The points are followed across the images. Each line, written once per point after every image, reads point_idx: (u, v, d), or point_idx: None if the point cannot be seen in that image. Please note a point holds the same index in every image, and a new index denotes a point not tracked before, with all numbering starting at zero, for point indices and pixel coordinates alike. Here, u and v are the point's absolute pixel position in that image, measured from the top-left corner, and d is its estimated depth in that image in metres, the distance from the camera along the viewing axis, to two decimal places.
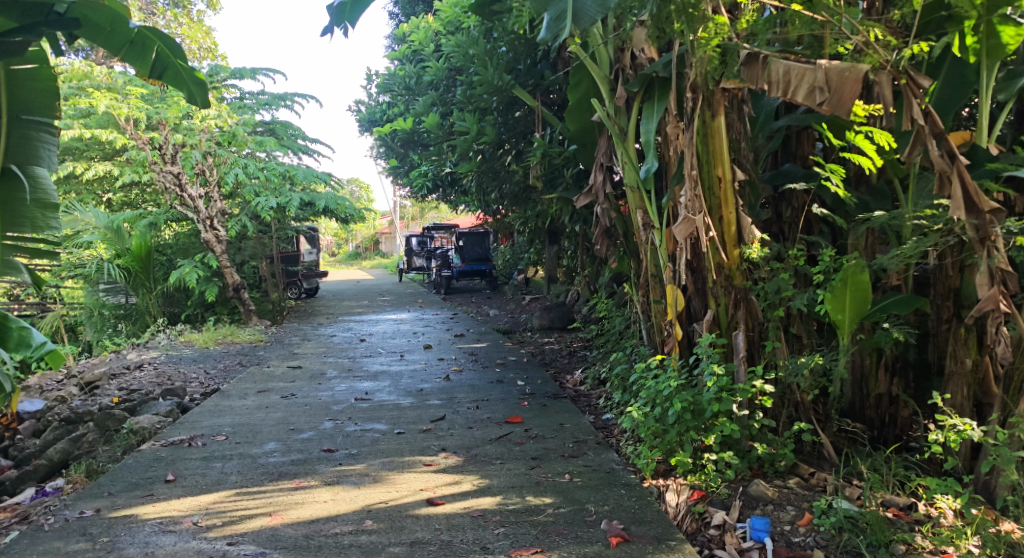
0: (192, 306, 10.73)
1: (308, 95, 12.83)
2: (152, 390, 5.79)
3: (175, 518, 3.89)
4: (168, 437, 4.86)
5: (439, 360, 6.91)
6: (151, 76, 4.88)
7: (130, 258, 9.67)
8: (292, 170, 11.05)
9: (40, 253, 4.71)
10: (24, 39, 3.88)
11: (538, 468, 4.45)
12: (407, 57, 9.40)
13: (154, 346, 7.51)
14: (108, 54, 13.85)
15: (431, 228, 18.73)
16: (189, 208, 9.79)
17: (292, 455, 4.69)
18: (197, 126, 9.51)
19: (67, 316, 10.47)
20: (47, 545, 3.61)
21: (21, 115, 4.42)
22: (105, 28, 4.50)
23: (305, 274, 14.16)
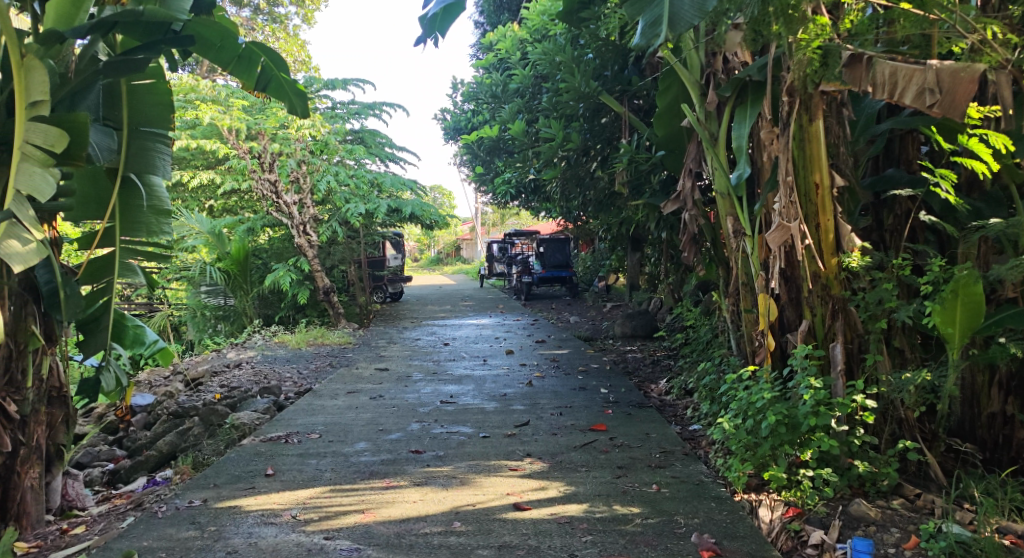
0: (285, 308, 11.18)
1: (397, 105, 13.23)
2: (250, 388, 6.06)
3: (274, 511, 4.06)
4: (267, 433, 5.09)
5: (521, 366, 6.96)
6: (256, 89, 5.13)
7: (231, 262, 10.22)
8: (380, 178, 11.50)
9: (154, 257, 5.00)
10: (145, 57, 4.18)
11: (624, 477, 4.41)
12: (494, 65, 9.55)
13: (251, 346, 7.87)
14: (213, 68, 14.68)
15: (513, 234, 18.92)
16: (284, 214, 10.14)
17: (382, 455, 4.82)
18: (292, 135, 9.83)
19: (172, 315, 11.12)
20: (161, 531, 3.85)
21: (139, 127, 4.71)
22: (217, 44, 4.75)
23: (390, 279, 14.54)
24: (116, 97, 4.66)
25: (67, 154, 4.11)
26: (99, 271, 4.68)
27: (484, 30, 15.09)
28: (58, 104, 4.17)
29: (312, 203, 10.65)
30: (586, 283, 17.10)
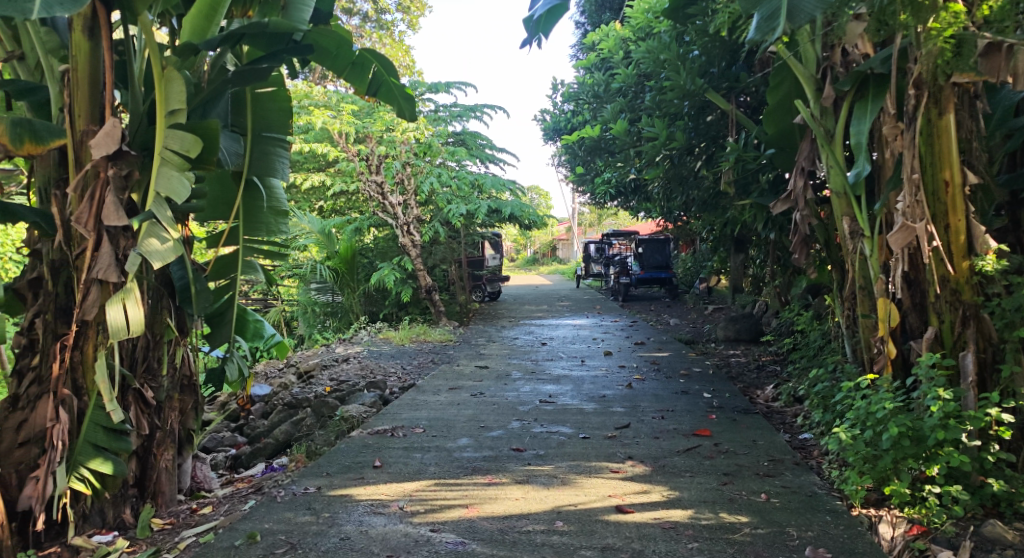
0: (388, 305, 11.56)
1: (497, 107, 13.40)
2: (358, 382, 6.30)
3: (383, 501, 4.21)
4: (374, 426, 5.28)
5: (620, 368, 6.89)
6: (367, 94, 5.35)
7: (339, 260, 10.57)
8: (481, 179, 11.70)
9: (273, 255, 5.29)
10: (269, 66, 4.41)
11: (731, 484, 4.29)
12: (596, 65, 9.53)
13: (358, 342, 8.19)
14: (324, 75, 15.42)
15: (611, 235, 18.81)
16: (389, 214, 10.39)
17: (484, 451, 4.89)
18: (397, 138, 10.34)
19: (285, 311, 11.73)
20: (281, 515, 4.06)
21: (262, 132, 5.00)
22: (333, 52, 4.98)
23: (489, 278, 14.75)
24: (242, 105, 4.96)
25: (200, 159, 4.40)
26: (224, 268, 4.96)
27: (584, 30, 15.08)
28: (192, 112, 4.48)
29: (415, 204, 10.98)
30: (686, 285, 16.75)
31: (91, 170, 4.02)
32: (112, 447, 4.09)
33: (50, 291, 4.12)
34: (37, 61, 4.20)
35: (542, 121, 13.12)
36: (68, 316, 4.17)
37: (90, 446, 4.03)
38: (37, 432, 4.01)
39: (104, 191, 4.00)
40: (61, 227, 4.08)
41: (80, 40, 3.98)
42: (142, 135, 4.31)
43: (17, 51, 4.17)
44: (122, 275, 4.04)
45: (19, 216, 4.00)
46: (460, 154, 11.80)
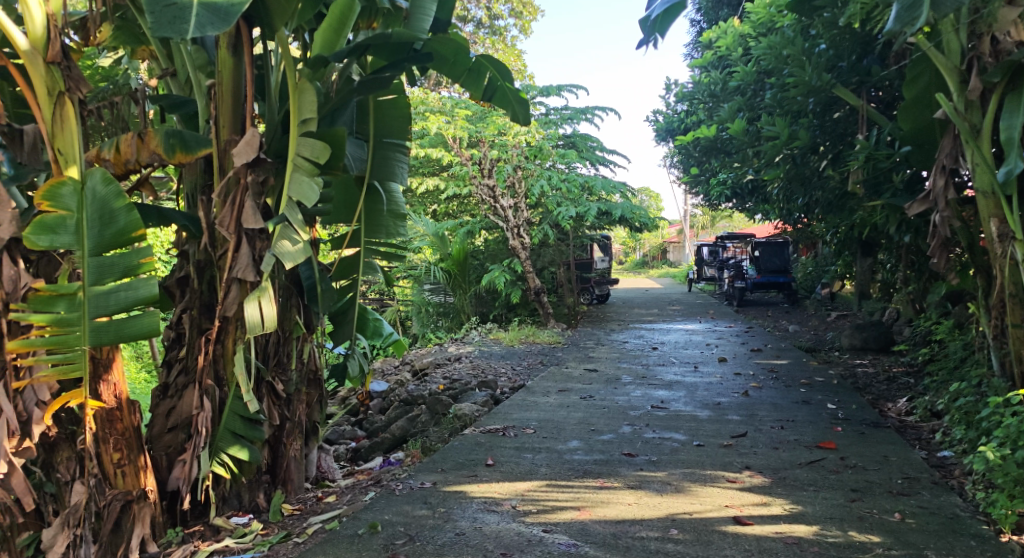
0: (498, 307, 11.76)
1: (608, 108, 13.29)
2: (470, 381, 6.45)
3: (496, 499, 4.27)
4: (486, 425, 5.38)
5: (736, 375, 6.67)
6: (483, 99, 5.45)
7: (451, 262, 11.10)
8: (591, 181, 11.66)
9: (391, 256, 5.47)
10: (391, 75, 4.58)
11: (860, 501, 4.05)
12: (711, 65, 9.13)
13: (469, 342, 8.38)
14: (439, 83, 15.92)
15: (725, 238, 18.26)
16: (500, 217, 10.58)
17: (595, 455, 4.87)
18: (509, 142, 10.68)
19: (400, 310, 12.19)
20: (399, 508, 4.21)
21: (382, 138, 5.21)
22: (451, 59, 5.12)
23: (598, 281, 14.67)
24: (366, 112, 5.18)
25: (328, 165, 4.64)
26: (347, 268, 5.18)
27: (699, 28, 14.70)
28: (321, 121, 4.73)
29: (525, 206, 11.12)
30: (805, 290, 15.98)
31: (233, 177, 4.29)
32: (248, 435, 4.39)
33: (196, 289, 4.48)
34: (187, 77, 4.58)
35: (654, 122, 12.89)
36: (211, 312, 4.53)
37: (229, 433, 4.33)
38: (183, 418, 4.38)
39: (243, 196, 4.27)
40: (206, 230, 4.41)
41: (225, 56, 4.30)
42: (277, 142, 4.59)
43: (170, 68, 4.55)
44: (258, 274, 4.31)
45: (171, 219, 4.36)
46: (570, 156, 11.81)
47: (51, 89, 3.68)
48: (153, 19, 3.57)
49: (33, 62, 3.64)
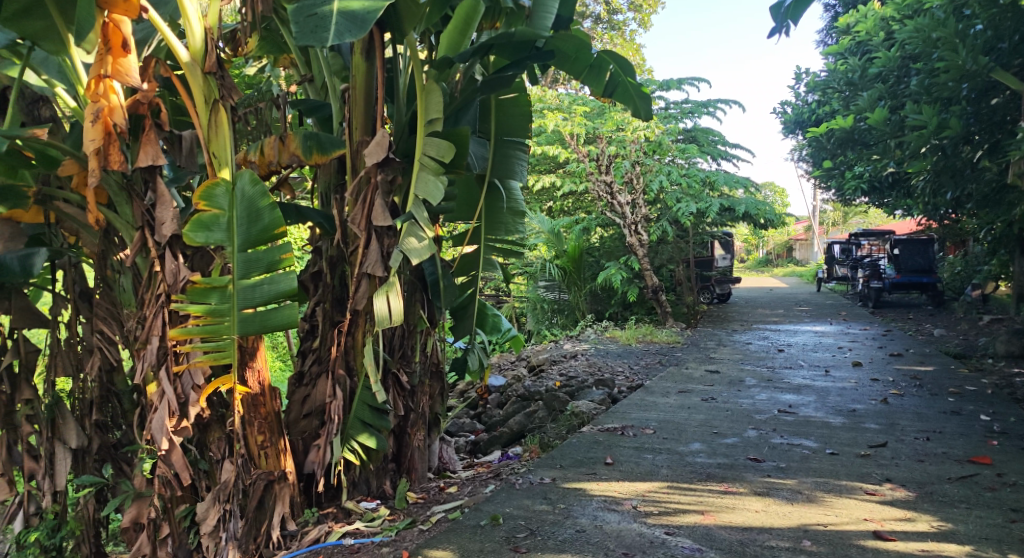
0: (614, 304, 11.68)
1: (732, 101, 12.88)
2: (586, 379, 6.44)
3: (617, 498, 4.23)
4: (604, 423, 5.34)
5: (872, 381, 6.27)
6: (604, 95, 5.44)
7: (567, 258, 10.97)
8: (713, 176, 11.35)
9: (511, 254, 5.49)
10: (513, 74, 4.63)
11: (1021, 523, 3.70)
12: (849, 50, 9.11)
13: (586, 339, 8.38)
14: (556, 81, 16.04)
15: (859, 235, 17.21)
16: (617, 214, 10.54)
17: (719, 458, 4.73)
18: (628, 138, 10.21)
19: (516, 306, 12.37)
20: (519, 502, 4.25)
21: (504, 137, 5.28)
22: (573, 57, 5.13)
23: (719, 279, 14.21)
24: (487, 112, 5.28)
25: (453, 164, 4.75)
26: (467, 264, 5.29)
27: (834, 13, 13.97)
28: (446, 121, 4.84)
29: (644, 202, 10.97)
30: (951, 292, 14.77)
31: (364, 177, 4.48)
32: (375, 424, 4.58)
33: (329, 283, 4.74)
34: (323, 81, 4.82)
35: (782, 114, 12.36)
36: (342, 306, 4.77)
37: (359, 421, 4.53)
38: (317, 406, 4.63)
39: (373, 195, 4.43)
40: (339, 227, 4.64)
41: (359, 61, 4.49)
42: (404, 143, 4.74)
43: (308, 74, 4.81)
44: (386, 270, 4.46)
45: (307, 217, 4.61)
46: (691, 151, 11.54)
47: (207, 97, 3.97)
48: (296, 28, 3.76)
49: (193, 72, 3.93)
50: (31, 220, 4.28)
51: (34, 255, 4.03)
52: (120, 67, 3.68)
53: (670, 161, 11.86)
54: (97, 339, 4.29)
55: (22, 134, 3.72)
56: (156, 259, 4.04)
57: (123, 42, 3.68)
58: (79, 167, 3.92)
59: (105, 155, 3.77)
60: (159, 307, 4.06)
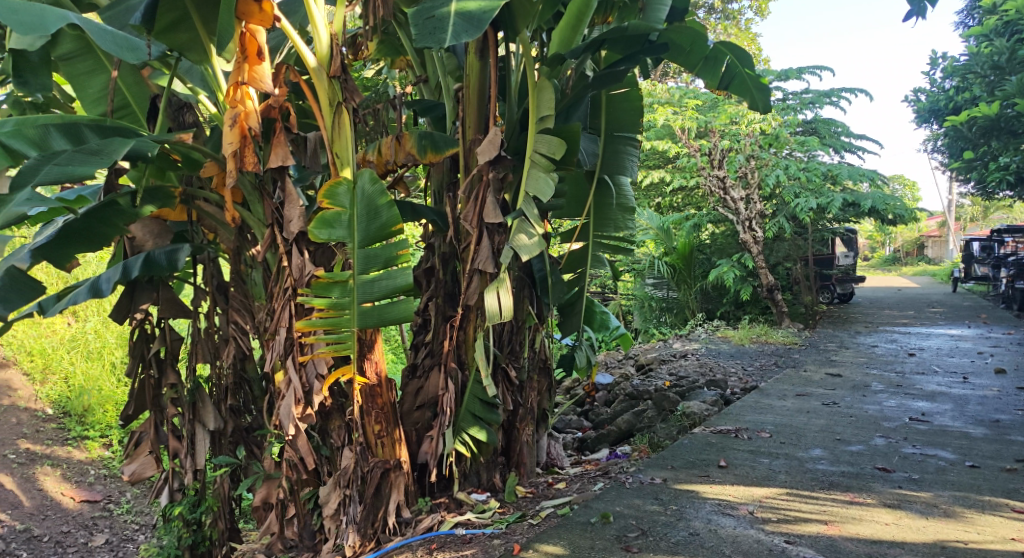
0: (726, 303, 11.36)
1: (857, 90, 12.20)
2: (697, 379, 6.29)
3: (732, 503, 4.10)
4: (717, 425, 5.19)
5: (1019, 390, 5.76)
6: (719, 87, 5.28)
7: (676, 256, 10.89)
8: (835, 170, 10.82)
9: (619, 251, 5.30)
10: (626, 69, 4.52)
11: None
12: (996, 30, 8.93)
13: (696, 338, 8.19)
14: (667, 75, 15.80)
15: (1001, 231, 15.85)
16: (730, 210, 10.17)
17: (843, 466, 4.49)
18: (743, 130, 10.26)
19: (622, 304, 12.26)
20: (630, 501, 4.19)
21: (613, 132, 5.19)
22: (687, 49, 5.02)
23: (840, 278, 13.48)
24: (597, 108, 5.20)
25: (563, 160, 4.74)
26: (576, 261, 5.24)
27: None
28: (557, 117, 4.84)
29: (759, 197, 10.64)
30: None
31: (476, 175, 4.54)
32: (486, 417, 4.63)
33: (441, 279, 4.87)
34: (437, 81, 4.93)
35: (914, 102, 11.57)
36: (453, 301, 4.89)
37: (470, 414, 4.61)
38: (430, 398, 4.76)
39: (486, 192, 4.48)
40: (452, 224, 4.74)
41: (473, 61, 4.55)
42: (515, 141, 4.76)
43: (424, 75, 4.94)
44: (496, 267, 4.52)
45: (421, 214, 4.74)
46: (811, 144, 11.01)
47: (332, 100, 4.18)
48: (416, 31, 3.84)
49: (319, 76, 4.16)
50: (176, 218, 4.64)
51: (178, 251, 4.37)
52: (256, 73, 3.90)
53: (788, 155, 11.42)
54: (232, 329, 4.59)
55: (170, 138, 4.02)
56: (284, 254, 4.28)
57: (258, 49, 3.92)
58: (218, 168, 4.23)
59: (241, 157, 4.02)
60: (286, 299, 4.30)
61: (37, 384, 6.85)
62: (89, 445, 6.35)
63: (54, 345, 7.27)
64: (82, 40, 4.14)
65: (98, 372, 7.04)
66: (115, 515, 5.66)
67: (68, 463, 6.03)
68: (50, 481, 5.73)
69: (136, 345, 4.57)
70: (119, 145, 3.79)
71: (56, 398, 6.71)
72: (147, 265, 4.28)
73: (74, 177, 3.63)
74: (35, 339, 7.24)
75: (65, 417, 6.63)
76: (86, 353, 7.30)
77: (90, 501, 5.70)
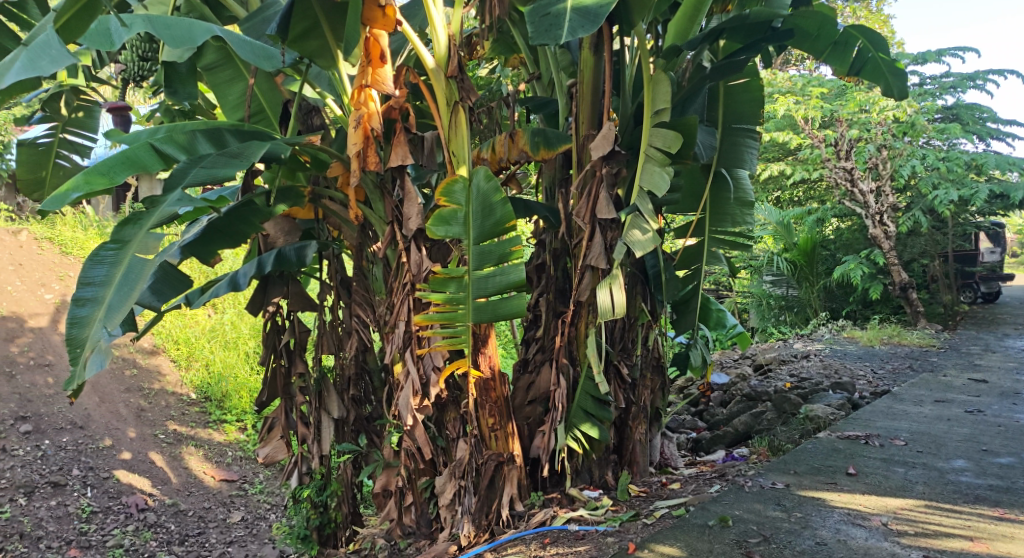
0: (853, 302, 10.74)
1: (1006, 71, 11.26)
2: (821, 381, 6.00)
3: (863, 513, 3.85)
4: (844, 430, 4.91)
5: None
6: (849, 74, 4.99)
7: (797, 252, 10.33)
8: (981, 159, 10.01)
9: (737, 246, 5.10)
10: (746, 58, 4.31)
11: None
12: None
13: (819, 338, 7.80)
14: (789, 63, 15.19)
15: None
16: (858, 203, 9.78)
17: (990, 479, 4.13)
18: (874, 120, 9.59)
19: (738, 302, 11.87)
20: (750, 505, 4.03)
21: (732, 124, 5.03)
22: (814, 34, 4.74)
23: (984, 277, 12.42)
24: (716, 99, 5.07)
25: (679, 155, 4.52)
26: (691, 257, 5.10)
27: None
28: (673, 110, 4.72)
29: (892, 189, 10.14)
30: None
31: (589, 170, 4.48)
32: (598, 414, 4.57)
33: (552, 275, 4.87)
34: (550, 78, 4.93)
35: None
36: (564, 297, 4.89)
37: (581, 410, 4.57)
38: (541, 393, 4.76)
39: (598, 188, 4.44)
40: (564, 220, 4.73)
41: (587, 56, 4.48)
42: (629, 135, 4.66)
43: (537, 72, 4.96)
44: (609, 262, 4.44)
45: (534, 211, 4.70)
46: (951, 131, 10.24)
47: (449, 99, 4.28)
48: (532, 29, 3.84)
49: (437, 76, 4.26)
50: (303, 216, 4.92)
51: (306, 247, 4.65)
52: (378, 76, 4.08)
53: (925, 144, 10.70)
54: (355, 322, 4.82)
55: (300, 140, 4.28)
56: (403, 251, 4.43)
57: (380, 53, 4.09)
58: (344, 168, 4.44)
59: (364, 157, 4.22)
60: (404, 295, 4.48)
61: (182, 370, 7.44)
62: (226, 428, 6.84)
63: (198, 334, 7.85)
64: (225, 52, 4.47)
65: (236, 359, 7.58)
66: (249, 494, 6.01)
67: (209, 444, 6.52)
68: (194, 460, 6.23)
69: (269, 337, 4.88)
70: (256, 147, 4.11)
71: (198, 384, 7.27)
72: (279, 260, 4.57)
73: (220, 177, 3.95)
74: (180, 329, 7.81)
75: (206, 402, 7.17)
76: (224, 342, 7.78)
77: (227, 480, 6.11)
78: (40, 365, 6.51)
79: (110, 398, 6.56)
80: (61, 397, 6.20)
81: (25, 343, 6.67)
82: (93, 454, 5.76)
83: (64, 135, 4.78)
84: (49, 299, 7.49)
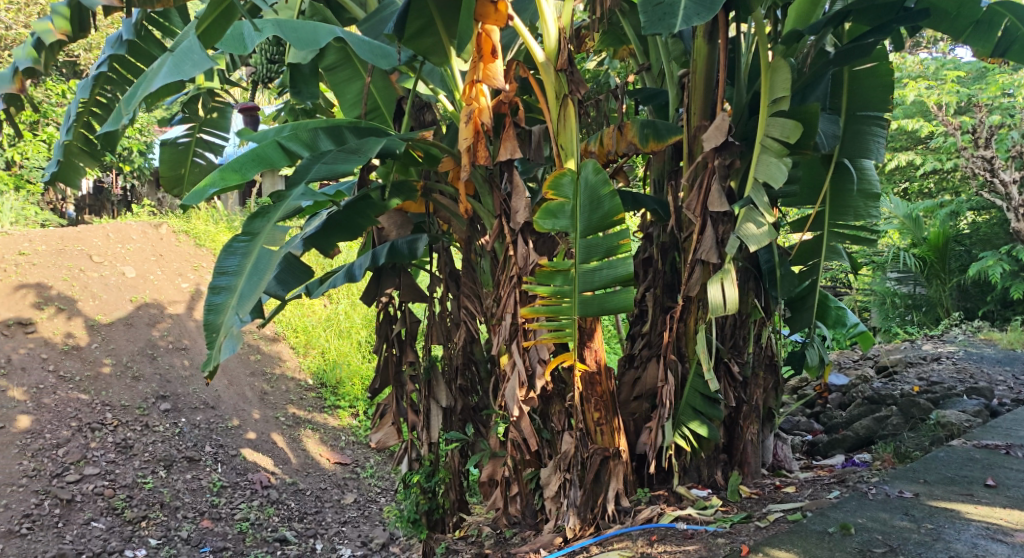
0: (991, 302, 9.95)
1: None
2: (954, 386, 5.60)
3: (1004, 528, 3.56)
4: (981, 439, 4.55)
5: None
6: (994, 57, 4.54)
7: (927, 247, 9.89)
8: None
9: (860, 240, 4.84)
10: (875, 40, 4.05)
11: None
12: None
13: (951, 340, 7.28)
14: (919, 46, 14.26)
15: None
16: (999, 194, 9.04)
17: None
18: (1018, 105, 9.44)
19: (857, 300, 11.26)
20: (875, 514, 3.80)
21: (856, 112, 4.70)
22: (953, 14, 4.49)
23: None
24: (839, 87, 4.75)
25: (798, 144, 4.31)
26: (808, 251, 4.90)
27: None
28: (792, 98, 4.52)
29: None
30: None
31: (701, 162, 4.32)
32: (707, 412, 4.42)
33: (660, 269, 4.76)
34: (660, 69, 4.84)
35: None
36: (672, 291, 4.76)
37: (690, 408, 4.42)
38: (648, 389, 4.67)
39: (710, 179, 4.27)
40: (673, 213, 4.57)
41: (701, 45, 4.33)
42: (743, 126, 4.51)
43: (646, 63, 4.88)
44: (720, 257, 4.26)
45: (643, 204, 4.59)
46: None
47: (558, 93, 4.26)
48: (645, 18, 3.78)
49: (547, 70, 4.27)
50: (415, 210, 5.06)
51: (418, 240, 4.77)
52: (489, 71, 4.12)
53: None
54: (463, 314, 4.90)
55: (414, 137, 4.40)
56: (511, 245, 4.47)
57: (492, 48, 4.14)
58: (454, 163, 4.56)
59: (474, 152, 4.29)
60: (511, 287, 4.52)
61: (300, 356, 7.87)
62: (340, 414, 7.16)
63: (314, 323, 8.22)
64: (344, 52, 4.66)
65: (349, 347, 7.89)
66: (361, 477, 6.25)
67: (325, 428, 6.86)
68: (311, 443, 6.57)
69: (382, 326, 5.06)
70: (373, 144, 4.26)
71: (315, 370, 7.65)
72: (392, 253, 4.73)
73: (340, 173, 4.09)
74: (299, 318, 8.26)
75: (322, 388, 7.53)
76: (339, 331, 8.10)
77: (341, 463, 6.39)
78: (177, 349, 7.06)
79: (237, 381, 7.02)
80: (194, 379, 6.69)
81: (165, 328, 7.25)
82: (223, 432, 6.19)
83: (199, 135, 5.01)
84: (185, 288, 8.10)
